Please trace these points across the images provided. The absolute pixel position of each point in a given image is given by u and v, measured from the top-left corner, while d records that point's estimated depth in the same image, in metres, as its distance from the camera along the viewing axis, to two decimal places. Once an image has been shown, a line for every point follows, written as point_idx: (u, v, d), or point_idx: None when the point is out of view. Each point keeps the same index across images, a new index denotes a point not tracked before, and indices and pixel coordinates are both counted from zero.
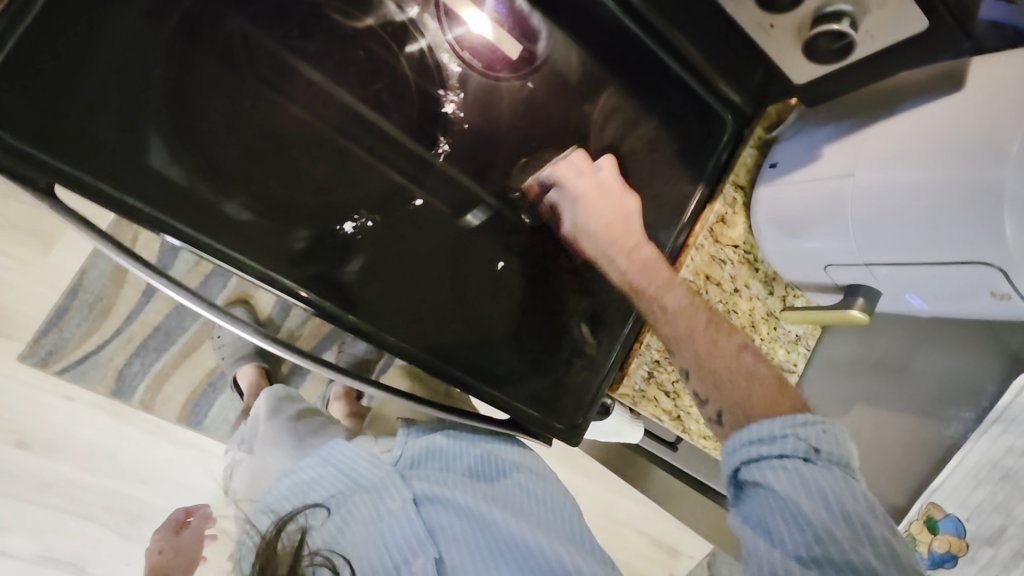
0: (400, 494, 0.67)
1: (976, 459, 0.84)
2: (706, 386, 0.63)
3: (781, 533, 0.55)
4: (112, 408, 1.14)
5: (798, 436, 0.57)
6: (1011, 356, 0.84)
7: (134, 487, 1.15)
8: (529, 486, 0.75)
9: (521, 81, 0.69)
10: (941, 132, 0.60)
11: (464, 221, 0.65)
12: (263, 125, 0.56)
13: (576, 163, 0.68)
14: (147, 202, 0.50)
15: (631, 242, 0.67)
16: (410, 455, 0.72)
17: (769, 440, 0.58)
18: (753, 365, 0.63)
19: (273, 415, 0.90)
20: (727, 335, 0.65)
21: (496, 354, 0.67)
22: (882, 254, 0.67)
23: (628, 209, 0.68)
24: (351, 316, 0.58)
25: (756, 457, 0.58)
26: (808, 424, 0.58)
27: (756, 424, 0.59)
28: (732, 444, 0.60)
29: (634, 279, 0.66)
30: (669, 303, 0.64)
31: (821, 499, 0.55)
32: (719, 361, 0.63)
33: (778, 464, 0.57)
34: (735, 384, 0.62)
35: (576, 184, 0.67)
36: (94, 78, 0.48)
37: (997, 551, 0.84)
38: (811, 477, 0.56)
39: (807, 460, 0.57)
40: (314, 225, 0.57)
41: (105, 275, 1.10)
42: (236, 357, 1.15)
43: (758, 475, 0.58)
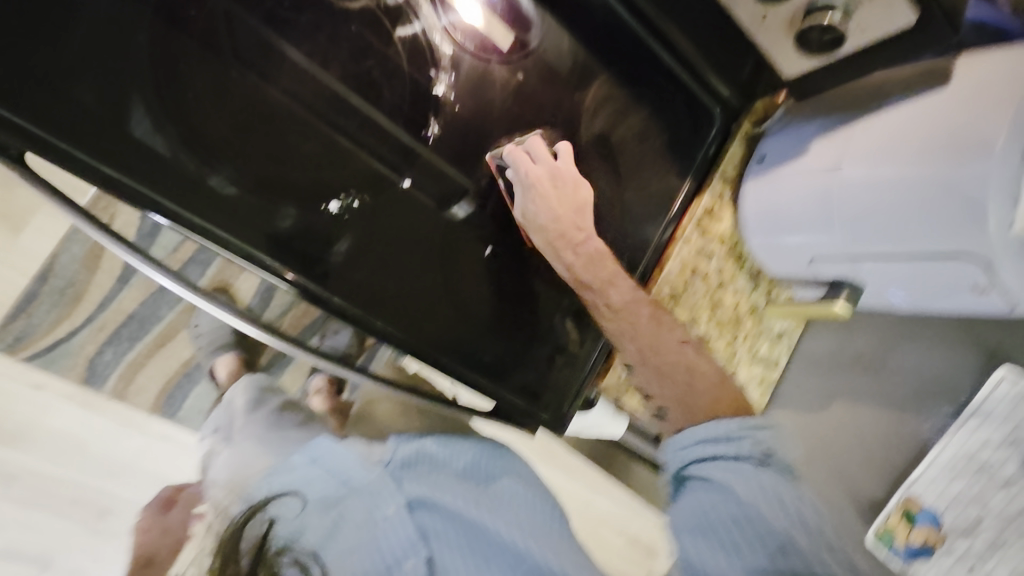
0: (394, 500, 0.70)
1: (954, 452, 0.81)
2: (652, 379, 0.66)
3: (729, 532, 0.54)
4: (83, 398, 1.12)
5: (748, 438, 0.59)
6: (988, 351, 0.81)
7: (104, 480, 1.13)
8: (522, 489, 0.76)
9: (512, 71, 0.67)
10: (928, 126, 0.57)
11: (451, 213, 0.65)
12: (251, 98, 0.54)
13: (534, 150, 0.66)
14: (126, 171, 0.48)
15: (578, 237, 0.67)
16: (402, 459, 0.77)
17: (724, 439, 0.59)
18: (695, 359, 0.67)
19: (253, 410, 0.99)
20: (669, 329, 0.67)
21: (481, 342, 0.67)
22: (867, 248, 0.64)
23: (581, 201, 0.68)
24: (335, 298, 0.58)
25: (705, 455, 0.60)
26: (755, 427, 0.60)
27: (708, 424, 0.60)
28: (679, 441, 0.61)
29: (580, 273, 0.66)
30: (613, 299, 0.66)
31: (769, 498, 0.55)
32: (665, 356, 0.65)
33: (731, 464, 0.58)
34: (675, 380, 0.65)
35: (528, 171, 0.65)
36: (74, 41, 0.46)
37: (973, 542, 0.80)
38: (761, 478, 0.57)
39: (757, 462, 0.58)
40: (301, 204, 0.56)
41: (77, 260, 1.09)
42: (214, 346, 1.17)
43: (706, 472, 0.59)
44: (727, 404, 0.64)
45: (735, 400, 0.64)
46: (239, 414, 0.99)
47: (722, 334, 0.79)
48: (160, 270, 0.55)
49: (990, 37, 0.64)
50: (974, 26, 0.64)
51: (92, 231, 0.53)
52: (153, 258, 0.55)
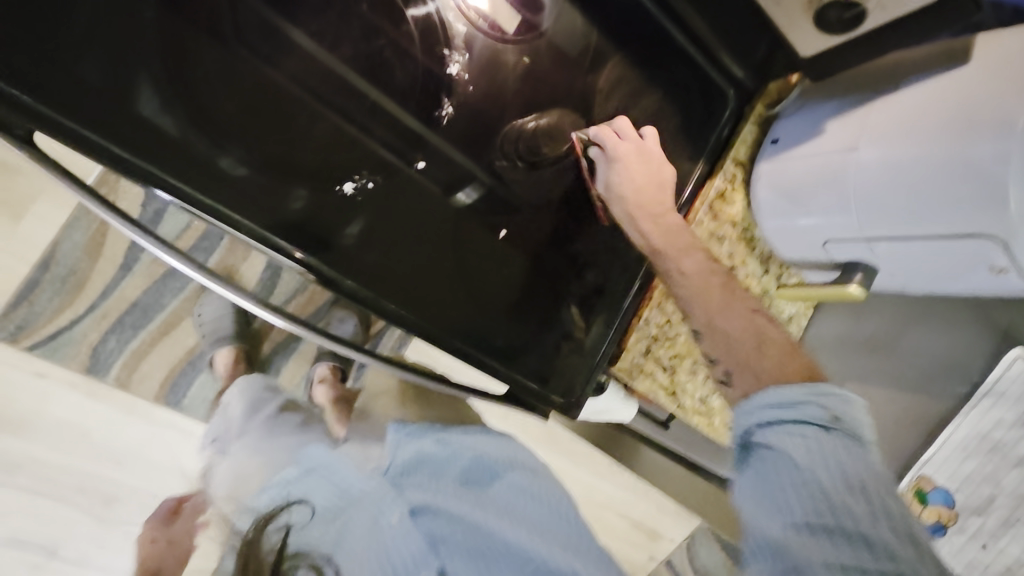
0: (397, 507, 0.70)
1: (966, 432, 0.83)
2: (717, 346, 0.62)
3: (786, 501, 0.50)
4: (87, 386, 1.11)
5: (818, 403, 0.53)
6: (1000, 332, 0.83)
7: (110, 470, 1.13)
8: (522, 487, 0.73)
9: (521, 53, 0.65)
10: (947, 105, 0.57)
11: (457, 200, 0.64)
12: (260, 77, 0.53)
13: (620, 127, 0.69)
14: (135, 151, 0.48)
15: (658, 211, 0.69)
16: (401, 463, 0.73)
17: (789, 406, 0.54)
18: (767, 330, 0.62)
19: (251, 414, 0.99)
20: (740, 300, 0.64)
21: (493, 325, 0.67)
22: (882, 229, 0.64)
23: (664, 179, 0.69)
24: (347, 282, 0.57)
25: (771, 420, 0.54)
26: (827, 393, 0.54)
27: (771, 391, 0.55)
28: (745, 407, 0.57)
29: (654, 240, 0.67)
30: (686, 266, 0.65)
31: (837, 471, 0.50)
32: (733, 324, 0.62)
33: (794, 431, 0.53)
34: (744, 344, 0.61)
35: (616, 146, 0.68)
36: (78, 16, 0.45)
37: (987, 520, 0.83)
38: (830, 450, 0.51)
39: (826, 431, 0.52)
40: (313, 186, 0.55)
41: (79, 248, 1.08)
42: (216, 336, 1.14)
43: (766, 439, 0.54)
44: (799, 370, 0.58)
45: (807, 368, 0.59)
46: (238, 405, 1.02)
47: None
48: (169, 250, 0.53)
49: (1006, 17, 0.63)
50: (992, 6, 0.63)
51: (99, 210, 0.51)
52: (161, 239, 0.54)
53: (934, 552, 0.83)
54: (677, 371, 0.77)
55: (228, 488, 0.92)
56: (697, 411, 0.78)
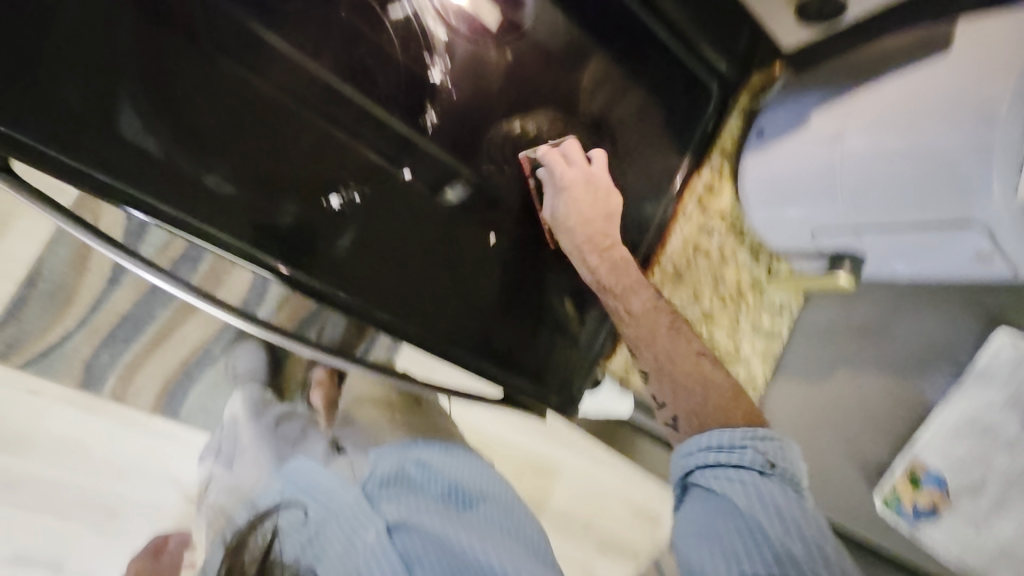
0: (373, 524, 0.68)
1: (953, 415, 0.80)
2: (667, 391, 0.65)
3: (736, 549, 0.52)
4: (82, 402, 1.06)
5: (754, 448, 0.56)
6: (988, 316, 0.80)
7: (110, 483, 1.08)
8: (490, 518, 0.74)
9: (502, 50, 0.64)
10: (935, 94, 0.57)
11: (443, 196, 0.63)
12: (241, 92, 0.52)
13: (569, 152, 0.68)
14: (119, 175, 0.47)
15: (604, 243, 0.69)
16: (381, 477, 0.76)
17: (728, 449, 0.56)
18: (711, 372, 0.65)
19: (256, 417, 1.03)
20: (685, 341, 0.67)
21: (488, 329, 0.67)
22: (870, 218, 0.64)
23: (610, 210, 0.69)
24: (341, 295, 0.57)
25: (711, 465, 0.57)
26: (764, 437, 0.57)
27: (712, 434, 0.57)
28: (688, 447, 0.59)
29: (604, 278, 0.67)
30: (634, 307, 0.67)
31: (778, 518, 0.52)
32: (680, 366, 0.65)
33: (734, 476, 0.55)
34: (691, 392, 0.64)
35: (564, 173, 0.67)
36: (53, 42, 0.45)
37: (981, 501, 0.78)
38: (768, 493, 0.54)
39: (763, 473, 0.55)
40: (301, 200, 0.55)
41: (64, 263, 1.00)
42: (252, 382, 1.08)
43: (709, 483, 0.56)
44: (741, 412, 0.62)
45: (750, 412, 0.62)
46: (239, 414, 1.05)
47: (725, 310, 0.82)
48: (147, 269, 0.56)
49: None
50: None
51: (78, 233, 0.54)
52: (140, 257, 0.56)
53: (926, 536, 0.81)
54: None
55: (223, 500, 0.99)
56: None
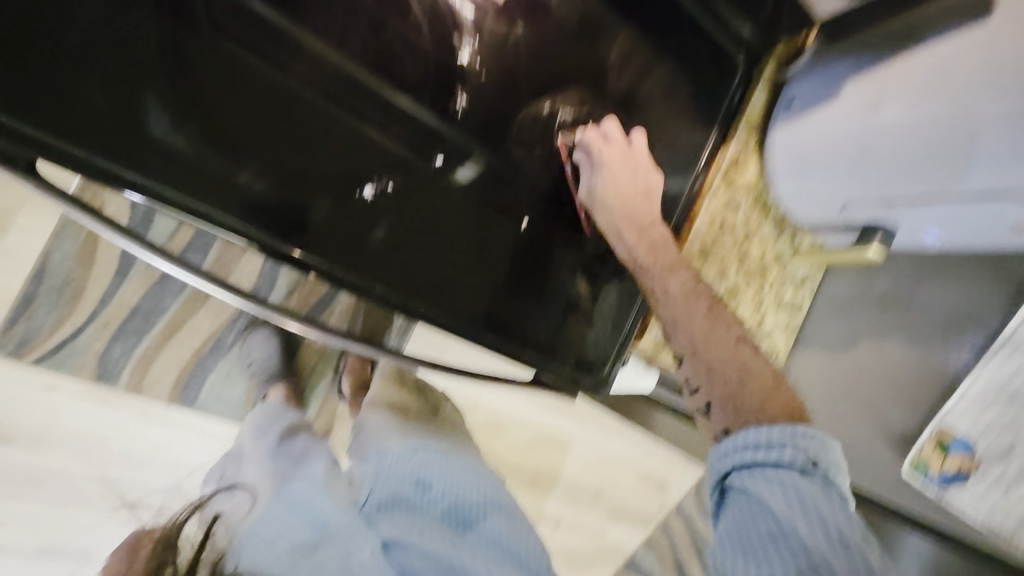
0: (368, 542, 0.67)
1: (985, 383, 0.80)
2: (700, 377, 0.60)
3: (769, 557, 0.49)
4: (97, 395, 1.03)
5: (796, 447, 0.53)
6: (1015, 285, 0.81)
7: (128, 473, 1.06)
8: (496, 533, 0.70)
9: (512, 22, 0.61)
10: (975, 63, 0.55)
11: (452, 175, 0.60)
12: (269, 83, 0.50)
13: (609, 130, 0.66)
14: (149, 175, 0.46)
15: (644, 222, 0.66)
16: (378, 500, 0.73)
17: (770, 447, 0.53)
18: (751, 359, 0.60)
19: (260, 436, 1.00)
20: (725, 324, 0.62)
21: (516, 314, 0.67)
22: (902, 190, 0.64)
23: (650, 187, 0.67)
24: (377, 288, 0.56)
25: (749, 464, 0.54)
26: (807, 436, 0.54)
27: (745, 432, 0.55)
28: (722, 448, 0.56)
29: (640, 257, 0.65)
30: (671, 287, 0.63)
31: (817, 524, 0.49)
32: (717, 352, 0.60)
33: (771, 476, 0.52)
34: (727, 377, 0.59)
35: (602, 150, 0.65)
36: (73, 36, 0.42)
37: (1008, 467, 0.79)
38: (808, 495, 0.51)
39: (804, 474, 0.52)
40: (334, 193, 0.53)
41: (71, 257, 0.98)
42: (266, 375, 1.08)
43: (746, 484, 0.53)
44: (781, 409, 0.57)
45: (790, 408, 0.57)
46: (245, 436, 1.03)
47: (749, 286, 0.80)
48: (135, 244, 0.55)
49: None
50: None
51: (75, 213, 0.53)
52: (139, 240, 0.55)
53: (953, 501, 0.81)
54: None
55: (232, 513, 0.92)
56: None
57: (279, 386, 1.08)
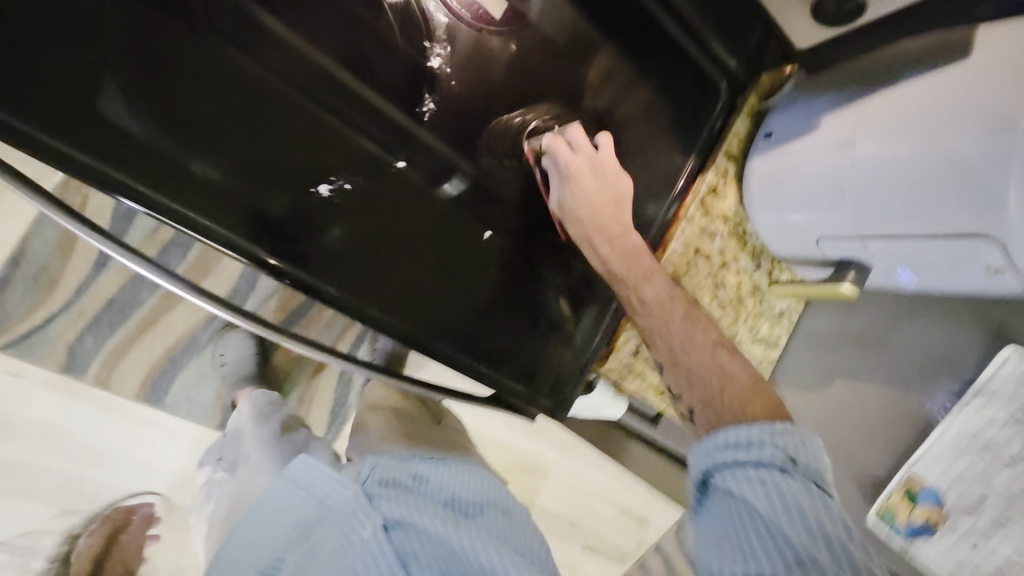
0: (369, 519, 0.56)
1: (958, 430, 0.79)
2: (681, 383, 0.58)
3: (754, 560, 0.44)
4: (64, 386, 1.01)
5: (773, 444, 0.49)
6: (994, 328, 0.81)
7: (88, 469, 1.02)
8: (497, 530, 0.63)
9: (507, 42, 0.61)
10: (953, 102, 0.55)
11: (440, 191, 0.61)
12: (234, 74, 0.49)
13: (574, 137, 0.63)
14: (99, 155, 0.45)
15: (617, 229, 0.64)
16: (379, 479, 0.63)
17: (746, 445, 0.49)
18: (731, 363, 0.58)
19: (262, 421, 0.91)
20: (703, 329, 0.61)
21: (479, 328, 0.65)
22: (878, 227, 0.62)
23: (620, 193, 0.65)
24: (328, 289, 0.55)
25: (731, 464, 0.49)
26: (783, 430, 0.49)
27: (733, 429, 0.50)
28: (705, 446, 0.51)
29: (613, 266, 0.63)
30: (646, 295, 0.61)
31: (801, 522, 0.44)
32: (696, 357, 0.58)
33: (754, 476, 0.47)
34: (708, 383, 0.56)
35: (569, 160, 0.62)
36: (29, 9, 0.41)
37: (978, 519, 0.78)
38: (792, 494, 0.46)
39: (785, 472, 0.47)
40: (290, 189, 0.52)
41: (51, 245, 0.98)
42: (239, 377, 1.04)
43: (729, 485, 0.48)
44: (762, 409, 0.53)
45: (772, 406, 0.53)
46: (244, 419, 0.93)
47: (723, 316, 0.79)
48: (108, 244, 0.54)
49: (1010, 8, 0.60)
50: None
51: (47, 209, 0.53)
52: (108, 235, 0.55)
53: (917, 554, 0.80)
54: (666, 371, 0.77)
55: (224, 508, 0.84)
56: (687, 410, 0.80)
57: (252, 387, 1.04)
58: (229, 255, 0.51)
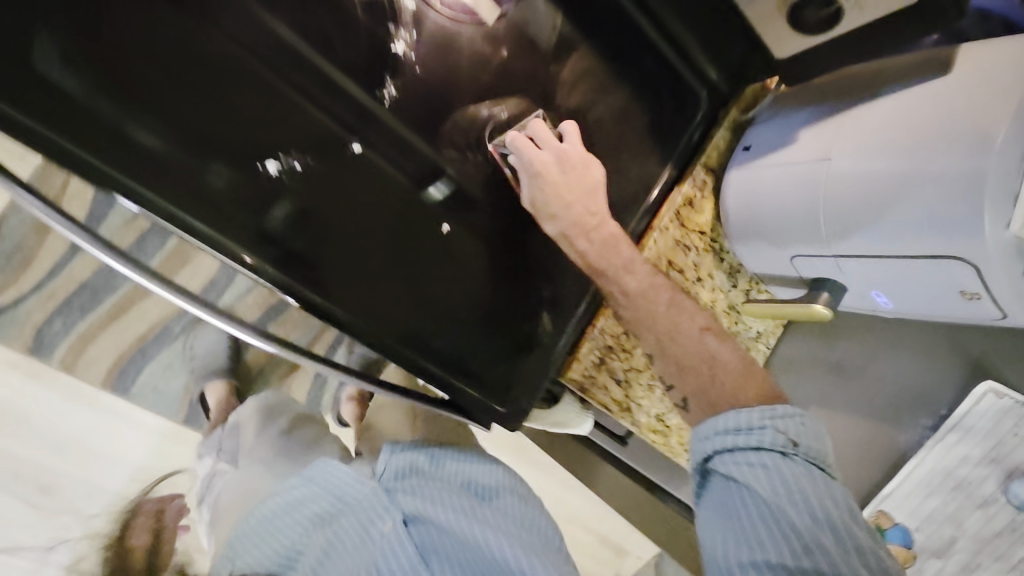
0: (390, 514, 0.56)
1: (930, 466, 0.78)
2: (671, 371, 0.60)
3: (760, 537, 0.48)
4: (29, 367, 0.98)
5: (774, 428, 0.52)
6: (972, 363, 0.78)
7: (46, 457, 0.98)
8: (513, 515, 0.63)
9: (496, 46, 0.61)
10: (923, 117, 0.53)
11: (428, 195, 0.61)
12: (183, 41, 0.48)
13: (537, 133, 0.61)
14: (27, 109, 0.41)
15: (591, 223, 0.61)
16: (392, 474, 0.62)
17: (746, 430, 0.52)
18: (719, 348, 0.59)
19: (264, 426, 0.86)
20: (689, 315, 0.61)
21: (436, 327, 0.62)
22: (852, 246, 0.60)
23: (592, 181, 0.61)
24: (268, 269, 0.51)
25: (731, 448, 0.53)
26: (783, 414, 0.53)
27: (728, 415, 0.53)
28: (702, 431, 0.55)
29: (593, 261, 0.61)
30: (629, 286, 0.61)
31: (804, 505, 0.49)
32: (682, 346, 0.59)
33: (755, 459, 0.51)
34: (697, 371, 0.58)
35: (533, 156, 0.60)
36: None
37: (945, 563, 0.78)
38: (791, 477, 0.50)
39: (786, 455, 0.51)
40: (232, 161, 0.51)
41: (28, 224, 0.96)
42: (208, 371, 1.03)
43: (729, 468, 0.52)
44: (750, 390, 0.56)
45: (763, 387, 0.56)
46: (249, 415, 0.89)
47: None
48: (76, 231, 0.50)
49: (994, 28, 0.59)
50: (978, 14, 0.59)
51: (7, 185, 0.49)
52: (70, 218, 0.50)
53: None
54: (631, 387, 0.75)
55: (229, 503, 0.77)
56: (652, 429, 0.77)
57: (223, 381, 1.03)
58: (167, 228, 0.48)
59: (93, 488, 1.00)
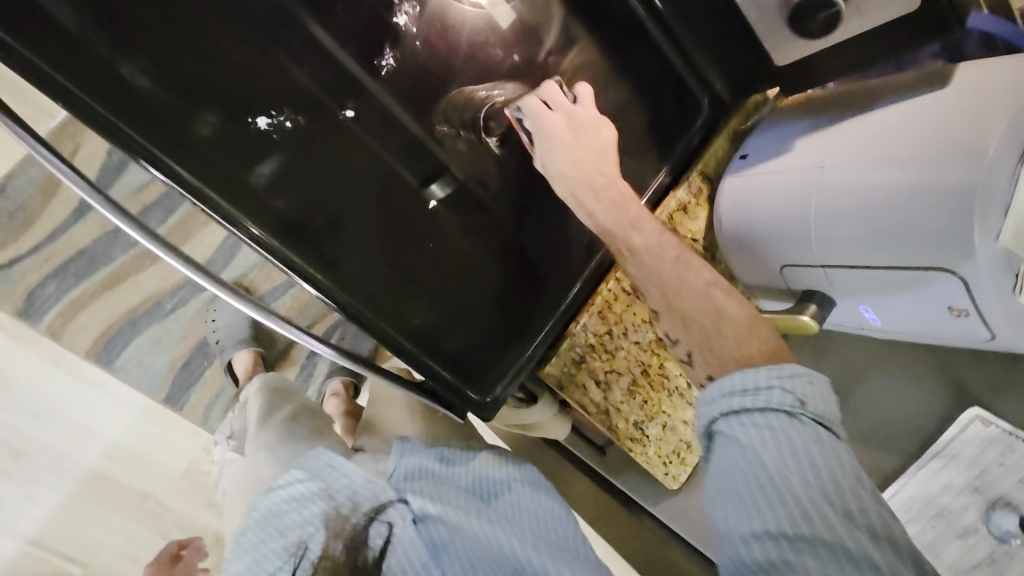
0: (399, 513, 0.59)
1: (910, 493, 0.76)
2: (677, 328, 0.59)
3: (760, 506, 0.44)
4: (16, 331, 1.01)
5: (782, 389, 0.47)
6: (958, 389, 0.78)
7: (24, 423, 1.02)
8: (521, 506, 0.61)
9: (509, 49, 0.62)
10: (920, 129, 0.53)
11: (429, 194, 0.62)
12: None
13: (551, 95, 0.62)
14: (26, 40, 0.42)
15: (601, 181, 0.62)
16: (404, 471, 0.64)
17: (753, 392, 0.47)
18: (724, 303, 0.57)
19: (264, 418, 0.86)
20: (696, 272, 0.59)
21: (411, 303, 0.61)
22: (841, 257, 0.59)
23: (604, 143, 0.63)
24: (249, 224, 0.52)
25: (737, 411, 0.48)
26: (792, 373, 0.48)
27: (735, 376, 0.49)
28: (708, 394, 0.50)
29: (601, 220, 0.61)
30: (636, 243, 0.60)
31: (812, 473, 0.44)
32: (690, 301, 0.58)
33: (759, 422, 0.46)
34: (704, 325, 0.56)
35: (546, 116, 0.61)
36: None
37: None
38: (799, 441, 0.45)
39: (794, 417, 0.46)
40: (224, 110, 0.50)
41: (33, 184, 1.01)
42: (234, 340, 1.06)
43: (737, 433, 0.47)
44: (762, 347, 0.53)
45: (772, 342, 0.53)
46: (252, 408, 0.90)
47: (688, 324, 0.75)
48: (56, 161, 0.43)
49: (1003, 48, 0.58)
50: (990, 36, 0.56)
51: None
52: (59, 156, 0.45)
53: None
54: (611, 389, 0.74)
55: (238, 489, 0.79)
56: (630, 436, 0.76)
57: (251, 349, 1.05)
58: (151, 172, 0.48)
59: (69, 459, 1.04)
